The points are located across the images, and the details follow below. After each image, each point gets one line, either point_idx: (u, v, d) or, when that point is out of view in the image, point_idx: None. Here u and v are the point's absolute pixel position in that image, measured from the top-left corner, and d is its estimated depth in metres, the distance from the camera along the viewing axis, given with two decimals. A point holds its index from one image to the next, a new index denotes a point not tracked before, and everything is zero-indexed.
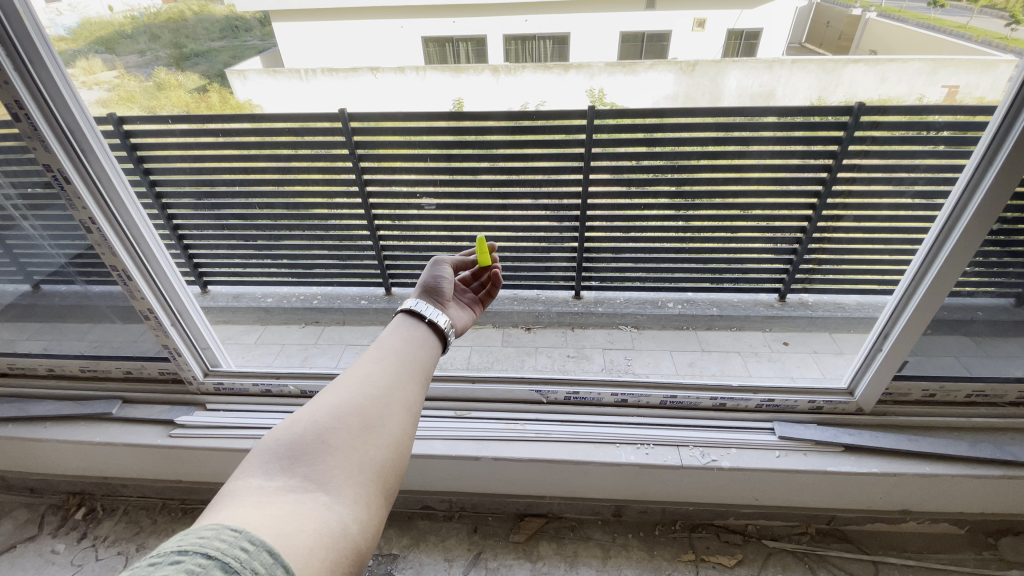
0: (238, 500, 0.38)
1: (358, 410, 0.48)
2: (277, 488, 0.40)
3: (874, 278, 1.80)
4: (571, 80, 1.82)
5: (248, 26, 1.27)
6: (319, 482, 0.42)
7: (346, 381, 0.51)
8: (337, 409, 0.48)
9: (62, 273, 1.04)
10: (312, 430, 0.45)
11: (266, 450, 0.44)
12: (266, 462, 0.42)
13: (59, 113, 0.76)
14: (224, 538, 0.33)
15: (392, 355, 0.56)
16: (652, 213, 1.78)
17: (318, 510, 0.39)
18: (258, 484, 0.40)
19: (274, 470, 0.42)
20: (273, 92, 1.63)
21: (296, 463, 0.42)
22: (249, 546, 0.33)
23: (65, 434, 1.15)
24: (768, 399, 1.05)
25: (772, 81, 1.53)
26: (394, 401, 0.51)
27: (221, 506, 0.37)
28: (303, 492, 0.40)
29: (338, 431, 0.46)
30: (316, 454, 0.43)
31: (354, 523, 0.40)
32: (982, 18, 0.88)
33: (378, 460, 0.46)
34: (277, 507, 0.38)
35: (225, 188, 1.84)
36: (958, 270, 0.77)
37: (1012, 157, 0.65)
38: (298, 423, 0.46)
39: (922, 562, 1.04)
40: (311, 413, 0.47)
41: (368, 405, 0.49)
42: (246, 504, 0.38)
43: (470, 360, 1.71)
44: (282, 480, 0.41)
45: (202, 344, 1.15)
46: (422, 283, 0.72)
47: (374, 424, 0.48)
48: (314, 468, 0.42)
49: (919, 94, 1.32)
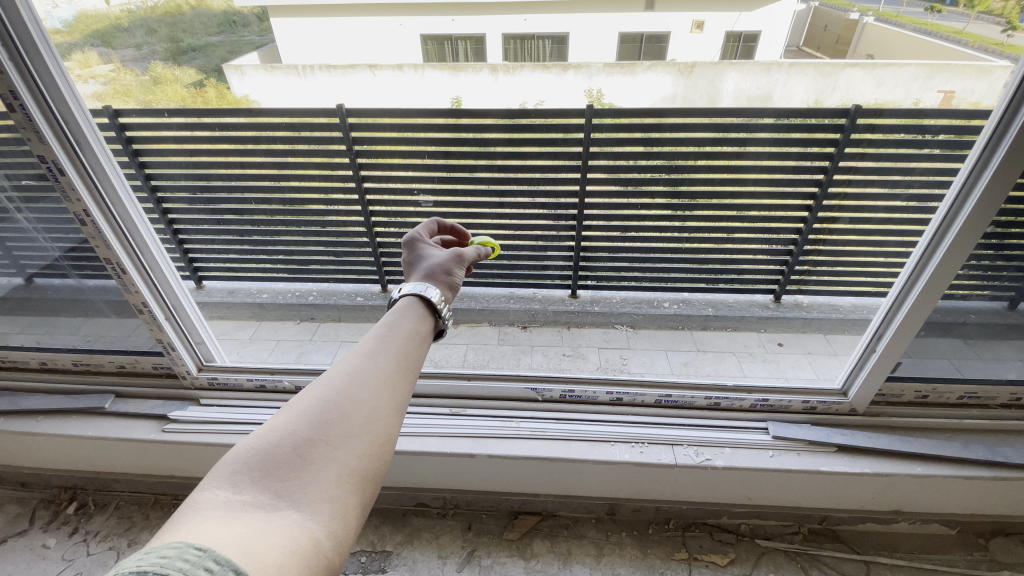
0: (200, 515, 0.36)
1: (342, 414, 0.46)
2: (245, 505, 0.37)
3: (868, 280, 1.81)
4: (569, 80, 1.86)
5: (246, 20, 1.25)
6: (293, 495, 0.39)
7: (329, 384, 0.49)
8: (317, 413, 0.46)
9: (56, 267, 1.03)
10: (287, 437, 0.43)
11: (235, 457, 0.41)
12: (234, 472, 0.40)
13: (54, 104, 0.75)
14: (187, 558, 0.31)
15: (381, 353, 0.54)
16: (649, 214, 1.78)
17: (289, 528, 0.37)
18: (225, 498, 0.38)
19: (243, 482, 0.39)
20: (268, 87, 1.65)
21: (269, 473, 0.40)
22: (213, 566, 0.31)
23: (57, 428, 1.14)
24: (762, 399, 1.05)
25: (769, 83, 1.66)
26: (380, 405, 0.49)
27: (179, 523, 0.35)
28: (272, 508, 0.38)
29: (317, 438, 0.44)
30: (291, 464, 0.41)
31: (328, 541, 0.38)
32: (980, 23, 0.88)
33: (358, 469, 0.44)
34: (243, 525, 0.36)
35: (221, 182, 1.83)
36: (952, 273, 0.78)
37: (1005, 161, 0.66)
38: (273, 429, 0.44)
39: (914, 563, 1.05)
40: (288, 419, 0.45)
41: (353, 409, 0.47)
42: (209, 520, 0.35)
43: (466, 359, 1.70)
44: (251, 493, 0.38)
45: (195, 338, 1.14)
46: (426, 272, 0.68)
47: (357, 430, 0.46)
48: (287, 481, 0.40)
49: (915, 99, 1.42)
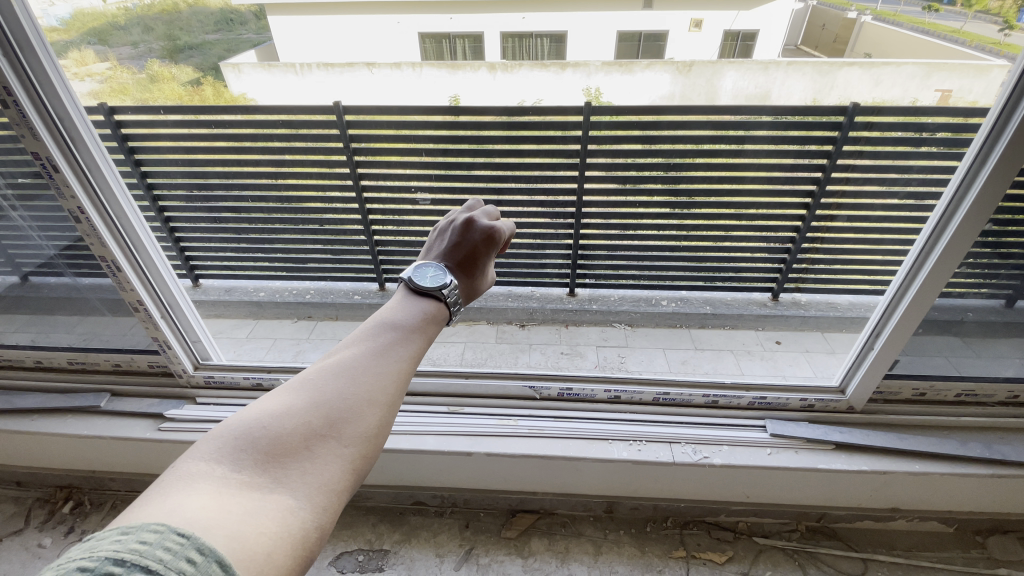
0: (195, 489, 0.36)
1: (350, 402, 0.45)
2: (239, 483, 0.37)
3: (866, 277, 1.82)
4: (568, 79, 1.76)
5: (243, 18, 1.24)
6: (289, 481, 0.39)
7: (338, 369, 0.48)
8: (325, 398, 0.45)
9: (51, 264, 1.02)
10: (292, 419, 0.43)
11: (239, 433, 0.41)
12: (234, 448, 0.40)
13: (48, 100, 0.74)
14: (169, 547, 0.30)
15: (397, 341, 0.53)
16: (647, 211, 1.79)
17: (280, 514, 0.36)
18: (220, 472, 0.38)
19: (243, 460, 0.39)
20: (267, 84, 1.61)
21: (270, 455, 0.40)
22: (196, 557, 0.30)
23: (52, 427, 1.13)
24: (760, 397, 1.06)
25: (765, 82, 1.59)
26: (390, 396, 0.48)
27: (175, 494, 0.35)
28: (268, 491, 0.38)
29: (322, 423, 0.43)
30: (292, 448, 0.41)
31: (315, 533, 0.37)
32: (976, 23, 0.90)
33: (358, 461, 0.43)
34: (236, 506, 0.35)
35: (218, 180, 1.83)
36: (949, 271, 0.78)
37: (1002, 160, 0.66)
38: (281, 407, 0.44)
39: (911, 560, 1.05)
40: (297, 399, 0.45)
41: (361, 397, 0.46)
42: (204, 496, 0.35)
43: (463, 357, 1.69)
44: (249, 474, 0.38)
45: (192, 336, 1.13)
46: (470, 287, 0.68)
47: (363, 420, 0.45)
48: (287, 465, 0.40)
49: (913, 99, 1.36)
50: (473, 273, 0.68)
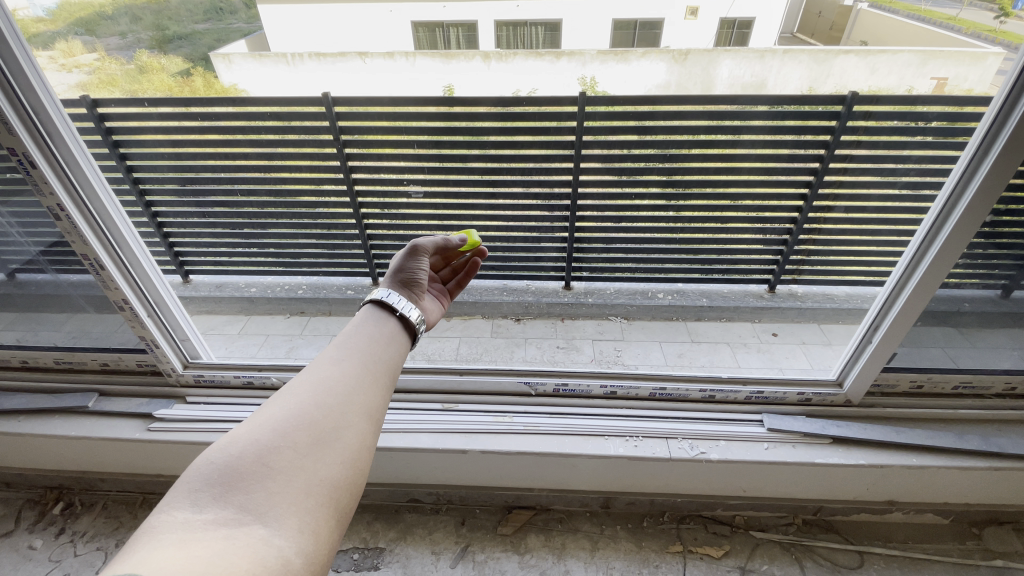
0: (161, 540, 0.35)
1: (309, 426, 0.47)
2: (207, 523, 0.37)
3: (862, 268, 1.81)
4: (562, 68, 1.72)
5: (232, 7, 1.14)
6: (257, 512, 0.39)
7: (295, 395, 0.50)
8: (282, 426, 0.47)
9: (33, 263, 0.99)
10: (254, 453, 0.44)
11: (195, 477, 0.41)
12: (194, 492, 0.40)
13: (22, 92, 0.71)
14: None
15: (350, 358, 0.56)
16: (643, 203, 1.75)
17: (254, 544, 0.37)
18: (184, 518, 0.37)
19: (205, 500, 0.39)
20: (258, 75, 1.54)
21: (232, 491, 0.40)
22: None
23: (39, 428, 1.11)
24: (757, 391, 1.06)
25: (763, 70, 1.59)
26: (349, 412, 0.50)
27: (141, 550, 0.34)
28: (239, 525, 0.38)
29: (284, 451, 0.44)
30: (255, 480, 0.42)
31: (299, 557, 0.38)
32: (973, 10, 0.97)
33: (327, 478, 0.45)
34: (205, 546, 0.35)
35: (206, 174, 1.76)
36: (953, 260, 0.76)
37: (1008, 149, 0.64)
38: (239, 441, 0.44)
39: (908, 552, 1.05)
40: (250, 431, 0.46)
41: (319, 418, 0.48)
42: (171, 545, 0.35)
43: (459, 352, 1.66)
44: (214, 512, 0.38)
45: (180, 336, 1.11)
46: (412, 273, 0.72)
47: (324, 438, 0.47)
48: (253, 495, 0.40)
49: (909, 87, 1.41)
50: (414, 288, 0.72)
